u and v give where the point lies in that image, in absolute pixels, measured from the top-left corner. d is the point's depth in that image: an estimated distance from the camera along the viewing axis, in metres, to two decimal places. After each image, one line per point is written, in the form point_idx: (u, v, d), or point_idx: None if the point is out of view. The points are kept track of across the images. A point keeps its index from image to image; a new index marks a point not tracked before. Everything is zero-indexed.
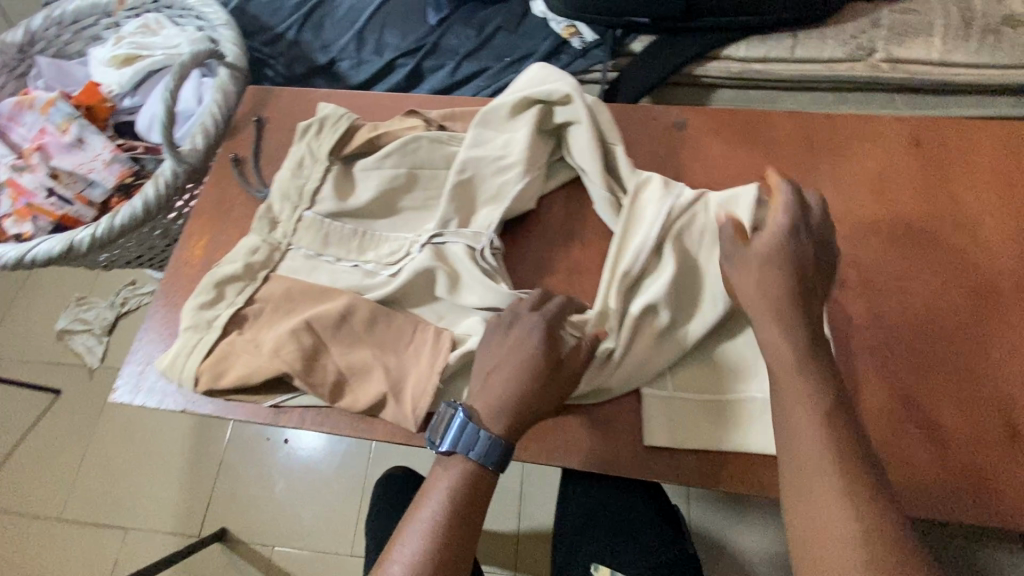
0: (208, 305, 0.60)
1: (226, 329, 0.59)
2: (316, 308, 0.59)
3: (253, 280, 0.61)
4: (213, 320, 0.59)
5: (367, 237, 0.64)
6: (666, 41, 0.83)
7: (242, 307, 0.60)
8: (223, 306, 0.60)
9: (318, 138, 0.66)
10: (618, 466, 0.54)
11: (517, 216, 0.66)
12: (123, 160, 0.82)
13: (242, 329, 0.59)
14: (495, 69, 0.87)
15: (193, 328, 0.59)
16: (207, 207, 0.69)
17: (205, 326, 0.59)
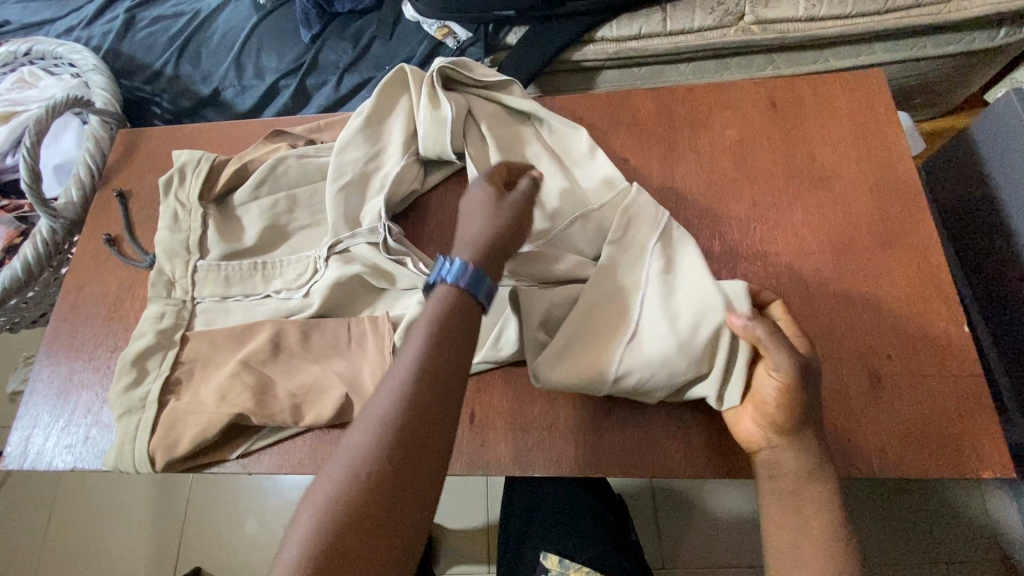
0: (134, 384, 0.57)
1: (162, 401, 0.56)
2: (245, 348, 0.58)
3: (170, 345, 0.59)
4: (145, 397, 0.56)
5: (269, 266, 0.63)
6: (538, 30, 0.82)
7: (170, 374, 0.57)
8: (150, 380, 0.57)
9: (185, 186, 0.65)
10: (529, 466, 0.53)
11: (407, 203, 0.64)
12: (8, 221, 0.81)
13: (179, 394, 0.57)
14: (377, 78, 0.87)
15: (127, 412, 0.56)
16: (89, 260, 0.68)
17: (139, 406, 0.56)
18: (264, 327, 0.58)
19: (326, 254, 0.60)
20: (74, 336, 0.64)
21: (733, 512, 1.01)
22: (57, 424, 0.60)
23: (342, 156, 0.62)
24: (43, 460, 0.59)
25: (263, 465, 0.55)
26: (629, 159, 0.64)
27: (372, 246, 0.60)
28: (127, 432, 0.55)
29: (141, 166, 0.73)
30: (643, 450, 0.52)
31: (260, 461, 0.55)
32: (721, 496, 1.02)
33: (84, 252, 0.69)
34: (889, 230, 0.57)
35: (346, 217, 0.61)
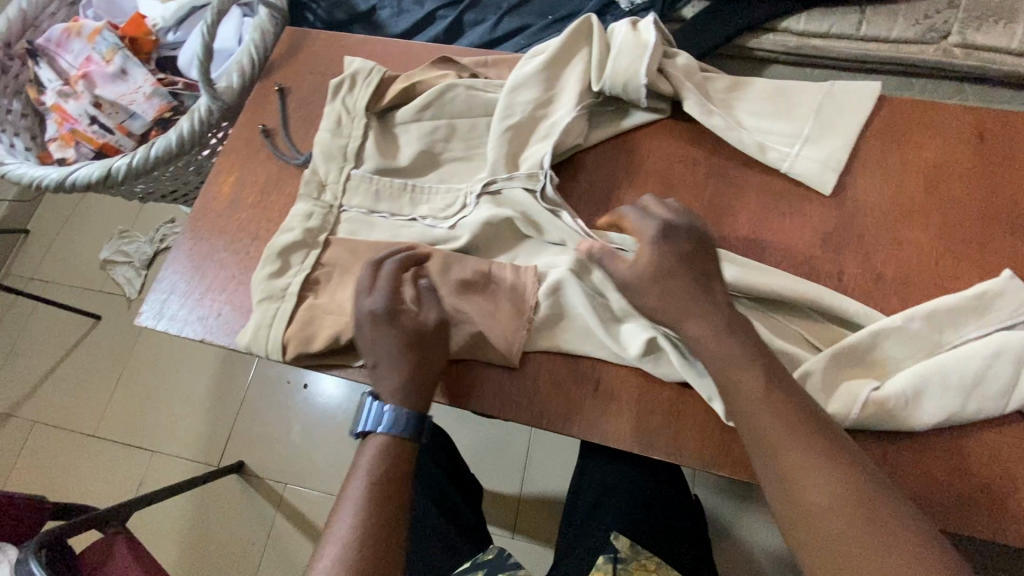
0: (276, 274, 0.58)
1: (301, 296, 0.57)
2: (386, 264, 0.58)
3: (316, 244, 0.60)
4: (286, 288, 0.58)
5: (418, 191, 0.62)
6: (720, 8, 0.78)
7: (311, 272, 0.58)
8: (292, 273, 0.58)
9: (352, 93, 0.65)
10: (654, 450, 0.51)
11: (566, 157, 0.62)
12: (162, 94, 0.83)
13: (316, 293, 0.58)
14: (537, 27, 0.85)
15: (267, 298, 0.57)
16: (238, 146, 0.69)
17: (280, 295, 0.57)
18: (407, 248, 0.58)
19: (480, 192, 0.60)
20: (217, 215, 0.66)
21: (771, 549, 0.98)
22: (191, 295, 0.63)
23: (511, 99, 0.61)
24: (175, 325, 0.62)
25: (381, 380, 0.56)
26: None
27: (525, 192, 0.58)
28: (266, 316, 0.56)
29: (303, 66, 0.74)
30: None
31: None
32: (762, 530, 0.99)
33: (237, 137, 0.70)
34: None
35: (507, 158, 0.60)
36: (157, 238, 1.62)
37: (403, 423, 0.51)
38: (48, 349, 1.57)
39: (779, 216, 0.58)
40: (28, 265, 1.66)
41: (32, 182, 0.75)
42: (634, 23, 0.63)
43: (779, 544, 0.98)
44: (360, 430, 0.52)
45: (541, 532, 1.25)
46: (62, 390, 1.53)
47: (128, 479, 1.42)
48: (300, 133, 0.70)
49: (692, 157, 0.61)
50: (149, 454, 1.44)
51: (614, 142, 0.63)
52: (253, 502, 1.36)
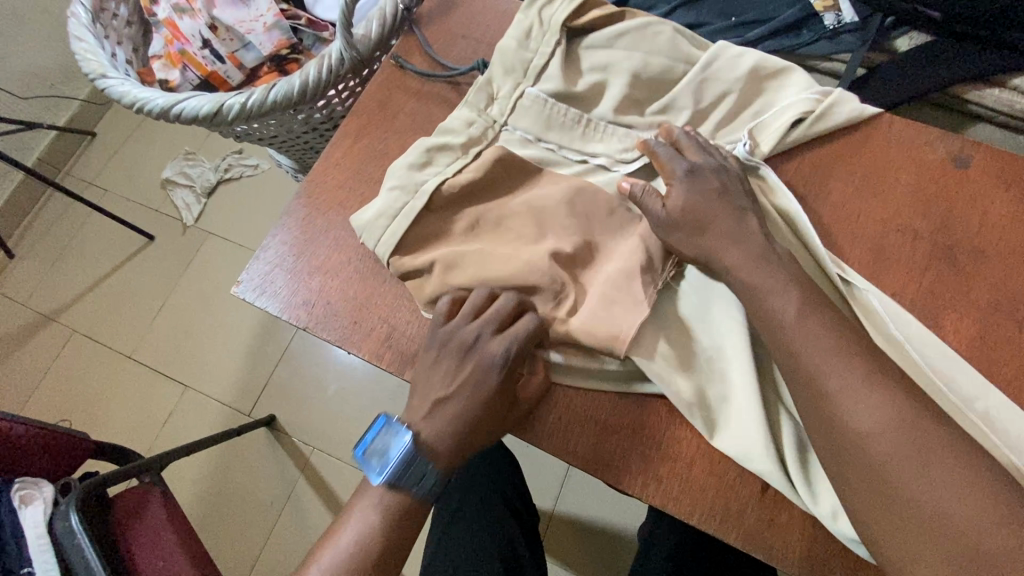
0: (416, 167, 0.53)
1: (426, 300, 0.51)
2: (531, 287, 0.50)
3: (466, 153, 0.54)
4: (421, 184, 0.52)
5: (593, 127, 0.55)
6: (944, 48, 0.67)
7: (444, 278, 0.51)
8: (431, 172, 0.53)
9: (550, 5, 0.57)
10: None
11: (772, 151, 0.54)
12: (283, 28, 0.75)
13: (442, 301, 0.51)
14: (716, 27, 0.73)
15: (398, 189, 0.52)
16: (370, 109, 0.60)
17: (412, 189, 0.52)
18: (554, 250, 0.51)
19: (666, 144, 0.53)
20: (339, 184, 0.57)
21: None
22: (297, 273, 0.55)
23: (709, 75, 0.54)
24: (276, 304, 0.54)
25: (502, 343, 0.48)
26: None
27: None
28: (391, 207, 0.52)
29: (454, 30, 0.64)
30: None
31: (512, 382, 0.49)
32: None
33: (372, 97, 0.61)
34: None
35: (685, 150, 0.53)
36: (223, 167, 1.55)
37: (430, 488, 0.49)
38: (98, 258, 1.53)
39: (1015, 323, 0.47)
40: (88, 169, 1.60)
41: (135, 103, 0.67)
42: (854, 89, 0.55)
43: None
44: (382, 480, 0.48)
45: (573, 552, 1.19)
46: (103, 305, 1.49)
47: (157, 410, 1.39)
48: (441, 108, 0.60)
49: (911, 228, 0.51)
50: (181, 388, 1.40)
51: (815, 190, 0.53)
52: (278, 461, 1.32)
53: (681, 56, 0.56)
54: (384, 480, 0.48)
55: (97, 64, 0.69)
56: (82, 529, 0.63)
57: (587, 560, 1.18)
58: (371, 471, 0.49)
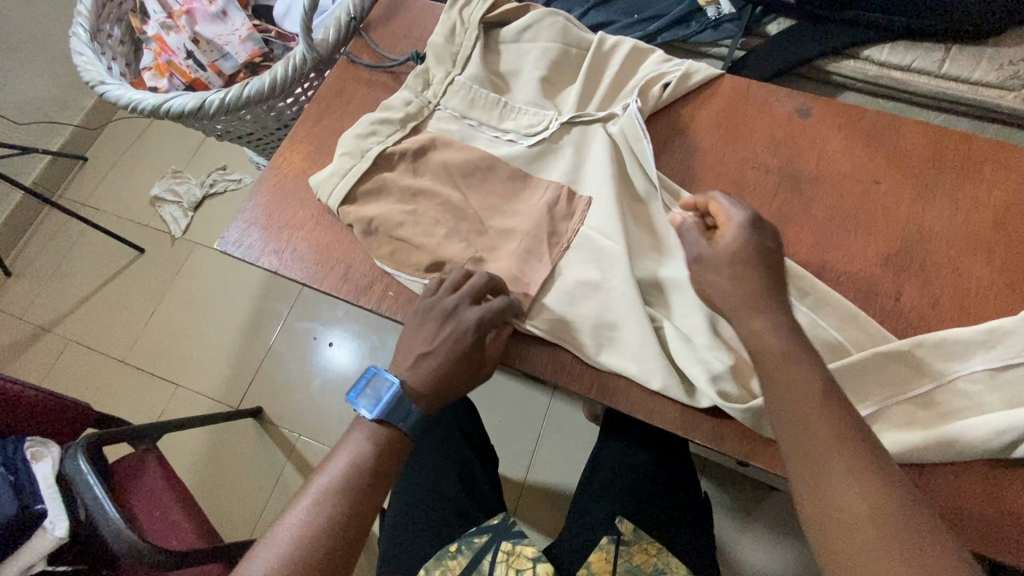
0: (363, 136, 0.65)
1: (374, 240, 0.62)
2: (459, 226, 0.62)
3: (403, 126, 0.66)
4: (366, 150, 0.64)
5: (508, 108, 0.67)
6: (806, 29, 0.81)
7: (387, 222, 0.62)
8: (375, 142, 0.64)
9: (469, 6, 0.70)
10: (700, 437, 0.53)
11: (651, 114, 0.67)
12: (256, 40, 0.87)
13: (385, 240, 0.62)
14: (622, 23, 0.87)
15: (348, 154, 0.64)
16: (327, 96, 0.72)
17: (358, 155, 0.64)
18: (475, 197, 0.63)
19: (566, 120, 0.65)
20: (303, 156, 0.69)
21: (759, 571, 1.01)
22: (269, 228, 0.66)
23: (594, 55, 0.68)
24: (251, 254, 0.65)
25: (477, 310, 0.54)
26: (879, 181, 0.61)
27: (591, 151, 0.64)
28: (342, 168, 0.63)
29: (397, 31, 0.77)
30: None
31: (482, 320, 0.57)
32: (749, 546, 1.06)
33: (329, 87, 0.73)
34: None
35: (580, 124, 0.65)
36: (208, 181, 1.66)
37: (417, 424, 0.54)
38: (91, 272, 1.62)
39: (842, 232, 0.60)
40: (81, 190, 1.71)
41: (129, 104, 0.79)
42: (741, 94, 0.67)
43: None
44: (376, 415, 0.53)
45: (543, 515, 1.27)
46: (96, 314, 1.58)
47: (150, 409, 1.47)
48: (386, 92, 0.72)
49: (765, 165, 0.63)
50: (173, 388, 1.48)
51: (689, 139, 0.65)
52: (266, 448, 1.40)
53: (571, 43, 0.68)
54: (379, 415, 0.52)
55: (96, 73, 0.81)
56: (89, 469, 0.73)
57: (556, 521, 1.27)
58: (365, 410, 0.53)
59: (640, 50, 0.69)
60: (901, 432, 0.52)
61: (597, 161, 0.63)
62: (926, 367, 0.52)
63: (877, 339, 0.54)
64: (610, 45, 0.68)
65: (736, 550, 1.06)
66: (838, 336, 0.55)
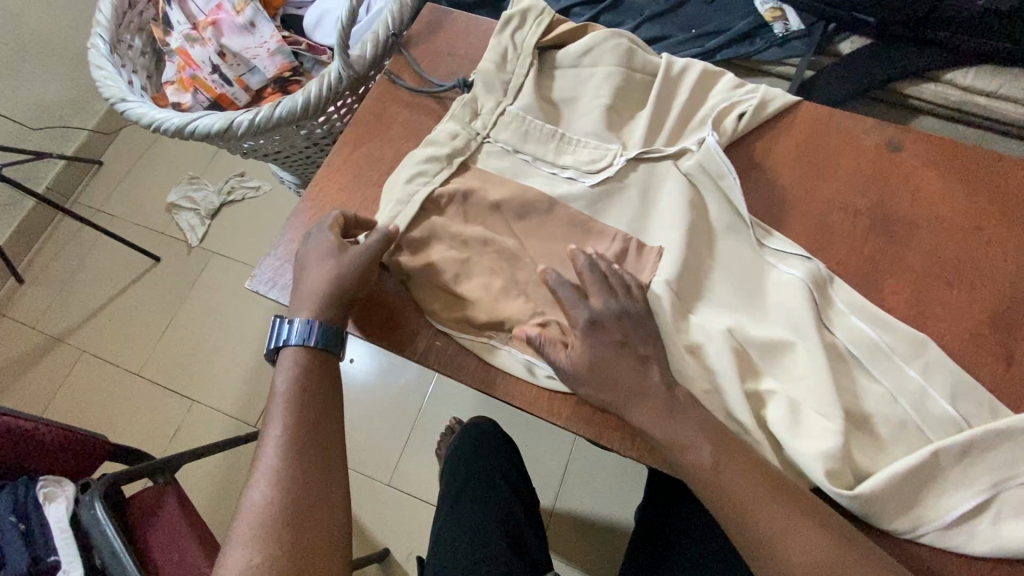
0: (409, 177, 0.58)
1: (421, 285, 0.56)
2: (515, 270, 0.56)
3: (451, 164, 0.60)
4: (413, 194, 0.58)
5: (565, 140, 0.61)
6: (882, 49, 0.74)
7: (437, 265, 0.56)
8: (421, 183, 0.58)
9: (521, 31, 0.64)
10: None
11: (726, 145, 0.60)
12: (286, 53, 0.82)
13: (434, 285, 0.56)
14: (678, 38, 0.81)
15: (397, 200, 0.58)
16: (367, 120, 0.67)
17: (406, 200, 0.58)
18: (531, 241, 0.58)
19: (634, 154, 0.59)
20: (340, 187, 0.64)
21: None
22: None
23: (664, 80, 0.62)
24: (286, 295, 0.59)
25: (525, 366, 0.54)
26: (983, 227, 0.55)
27: (661, 190, 0.59)
28: (387, 216, 0.57)
29: (440, 48, 0.71)
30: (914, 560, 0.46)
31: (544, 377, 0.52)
32: None
33: (369, 109, 0.67)
34: None
35: (648, 160, 0.60)
36: (226, 189, 1.62)
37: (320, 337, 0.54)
38: (106, 280, 1.58)
39: (944, 283, 0.54)
40: (96, 196, 1.67)
41: (152, 124, 0.74)
42: (824, 125, 0.61)
43: None
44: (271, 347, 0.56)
45: (575, 547, 1.21)
46: (111, 325, 1.54)
47: (166, 424, 1.43)
48: (430, 115, 0.67)
49: (853, 206, 0.57)
50: (188, 403, 1.44)
51: (768, 174, 0.59)
52: None
53: (635, 67, 0.63)
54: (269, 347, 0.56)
55: (117, 90, 0.76)
56: (106, 518, 0.68)
57: (591, 553, 1.21)
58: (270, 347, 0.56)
59: (711, 74, 0.63)
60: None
61: (669, 202, 0.58)
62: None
63: (991, 414, 0.48)
64: (678, 69, 0.63)
65: None
66: (952, 410, 0.48)
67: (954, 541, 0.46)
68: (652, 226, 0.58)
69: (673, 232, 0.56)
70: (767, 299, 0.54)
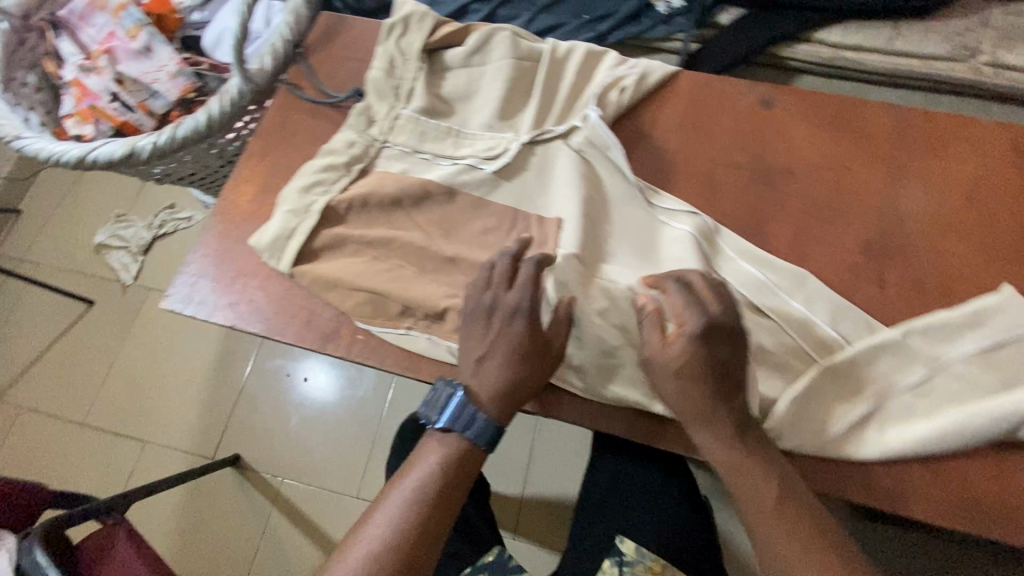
0: (308, 188, 0.61)
1: (335, 284, 0.58)
2: (426, 259, 0.59)
3: (349, 171, 0.62)
4: (311, 205, 0.60)
5: (462, 135, 0.64)
6: (757, 17, 0.80)
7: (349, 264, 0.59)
8: (320, 193, 0.60)
9: (406, 36, 0.66)
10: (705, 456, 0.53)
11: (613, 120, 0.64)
12: (187, 74, 0.81)
13: (348, 283, 0.58)
14: (572, 25, 0.84)
15: (293, 211, 0.60)
16: (269, 131, 0.68)
17: (304, 211, 0.60)
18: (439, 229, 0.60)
19: (526, 139, 0.63)
20: (248, 198, 0.64)
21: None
22: (220, 280, 0.61)
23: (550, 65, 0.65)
24: (203, 310, 0.60)
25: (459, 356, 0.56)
26: (849, 167, 0.60)
27: (556, 169, 0.62)
28: (288, 226, 0.59)
29: (337, 54, 0.73)
30: (809, 470, 0.51)
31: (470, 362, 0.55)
32: None
33: (270, 120, 0.68)
34: None
35: (541, 143, 0.63)
36: (156, 223, 1.57)
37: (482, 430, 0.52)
38: (38, 331, 1.52)
39: (819, 223, 0.58)
40: (17, 244, 1.60)
41: (50, 157, 0.73)
42: (701, 91, 0.65)
43: None
44: (441, 424, 0.53)
45: (542, 530, 1.24)
46: (48, 375, 1.47)
47: (119, 470, 1.38)
48: (332, 120, 0.68)
49: (734, 162, 0.62)
50: (140, 445, 1.40)
51: (655, 143, 0.63)
52: (247, 497, 1.33)
53: (522, 54, 0.66)
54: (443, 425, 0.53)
55: (11, 127, 0.74)
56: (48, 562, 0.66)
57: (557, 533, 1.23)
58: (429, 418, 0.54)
59: (595, 55, 0.67)
60: (907, 426, 0.50)
61: (564, 180, 0.61)
62: (924, 355, 0.52)
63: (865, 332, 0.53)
64: (563, 53, 0.66)
65: None
66: (833, 332, 0.53)
67: (846, 451, 0.50)
68: (551, 205, 0.61)
69: (569, 209, 0.59)
70: (662, 254, 0.58)
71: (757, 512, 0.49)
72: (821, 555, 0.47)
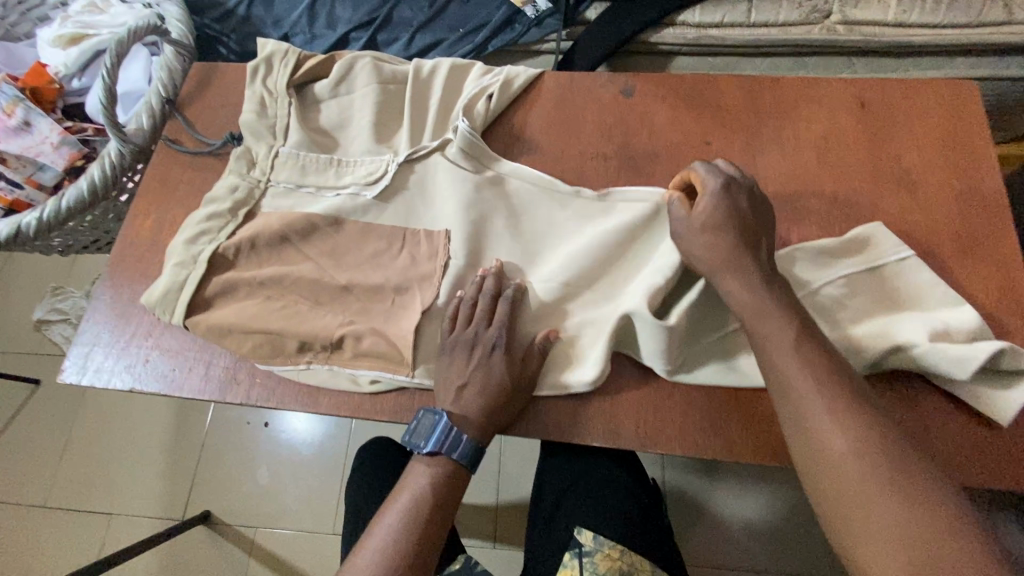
0: (192, 240, 0.61)
1: (228, 330, 0.58)
2: (316, 292, 0.60)
3: (234, 217, 0.62)
4: (197, 255, 0.60)
5: (343, 162, 0.64)
6: (621, 8, 0.82)
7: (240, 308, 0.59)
8: (205, 242, 0.61)
9: (272, 75, 0.67)
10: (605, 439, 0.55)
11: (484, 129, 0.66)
12: (72, 142, 0.81)
13: (241, 327, 0.58)
14: (450, 40, 0.86)
15: (179, 263, 0.60)
16: (151, 188, 0.68)
17: (190, 262, 0.60)
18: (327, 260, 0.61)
19: (404, 158, 0.63)
20: (137, 260, 0.64)
21: (737, 515, 1.02)
22: (116, 344, 0.61)
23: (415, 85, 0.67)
24: (101, 377, 0.60)
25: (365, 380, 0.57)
26: (710, 141, 0.63)
27: (436, 185, 0.63)
28: (175, 281, 0.59)
29: (213, 102, 0.73)
30: (702, 438, 0.54)
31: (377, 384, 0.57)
32: (727, 498, 1.03)
33: (152, 177, 0.68)
34: (956, 244, 0.57)
35: (419, 161, 0.64)
36: None
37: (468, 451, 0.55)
38: None
39: None
40: None
41: None
42: (566, 89, 0.67)
43: (755, 509, 1.02)
44: (427, 449, 0.55)
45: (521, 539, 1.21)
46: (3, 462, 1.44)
47: (88, 546, 1.35)
48: (214, 169, 0.69)
49: (602, 152, 0.64)
50: (106, 517, 1.37)
51: (527, 145, 0.65)
52: (223, 551, 1.31)
53: (387, 78, 0.67)
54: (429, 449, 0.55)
55: None
56: None
57: None
58: (416, 446, 0.55)
59: (459, 69, 0.68)
60: None
61: (444, 194, 0.62)
62: None
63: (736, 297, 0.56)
64: (428, 72, 0.68)
65: (714, 500, 1.03)
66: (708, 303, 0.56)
67: None
68: (438, 219, 0.62)
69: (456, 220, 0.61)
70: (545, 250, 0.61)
71: (825, 459, 0.43)
72: (904, 504, 0.39)
